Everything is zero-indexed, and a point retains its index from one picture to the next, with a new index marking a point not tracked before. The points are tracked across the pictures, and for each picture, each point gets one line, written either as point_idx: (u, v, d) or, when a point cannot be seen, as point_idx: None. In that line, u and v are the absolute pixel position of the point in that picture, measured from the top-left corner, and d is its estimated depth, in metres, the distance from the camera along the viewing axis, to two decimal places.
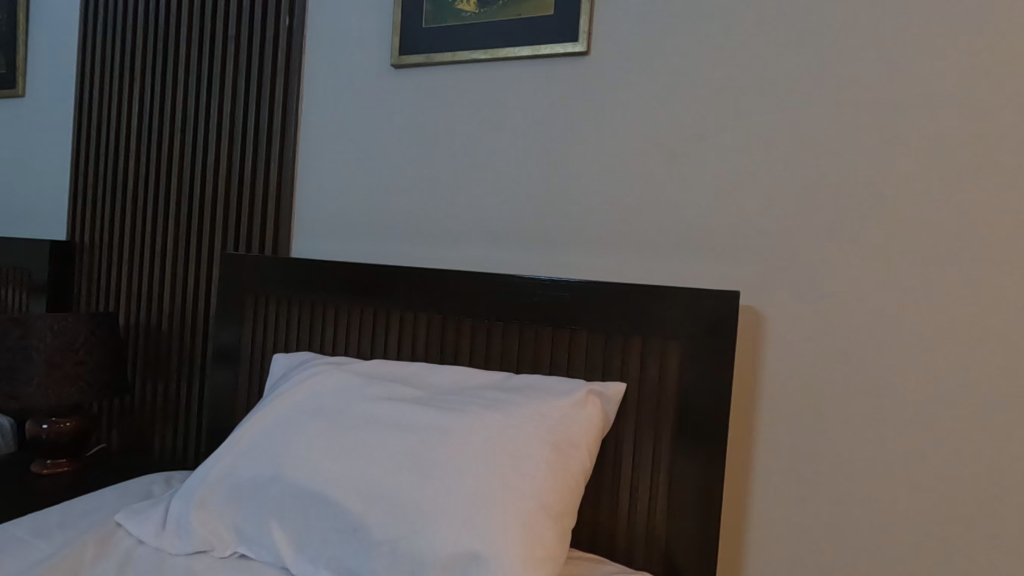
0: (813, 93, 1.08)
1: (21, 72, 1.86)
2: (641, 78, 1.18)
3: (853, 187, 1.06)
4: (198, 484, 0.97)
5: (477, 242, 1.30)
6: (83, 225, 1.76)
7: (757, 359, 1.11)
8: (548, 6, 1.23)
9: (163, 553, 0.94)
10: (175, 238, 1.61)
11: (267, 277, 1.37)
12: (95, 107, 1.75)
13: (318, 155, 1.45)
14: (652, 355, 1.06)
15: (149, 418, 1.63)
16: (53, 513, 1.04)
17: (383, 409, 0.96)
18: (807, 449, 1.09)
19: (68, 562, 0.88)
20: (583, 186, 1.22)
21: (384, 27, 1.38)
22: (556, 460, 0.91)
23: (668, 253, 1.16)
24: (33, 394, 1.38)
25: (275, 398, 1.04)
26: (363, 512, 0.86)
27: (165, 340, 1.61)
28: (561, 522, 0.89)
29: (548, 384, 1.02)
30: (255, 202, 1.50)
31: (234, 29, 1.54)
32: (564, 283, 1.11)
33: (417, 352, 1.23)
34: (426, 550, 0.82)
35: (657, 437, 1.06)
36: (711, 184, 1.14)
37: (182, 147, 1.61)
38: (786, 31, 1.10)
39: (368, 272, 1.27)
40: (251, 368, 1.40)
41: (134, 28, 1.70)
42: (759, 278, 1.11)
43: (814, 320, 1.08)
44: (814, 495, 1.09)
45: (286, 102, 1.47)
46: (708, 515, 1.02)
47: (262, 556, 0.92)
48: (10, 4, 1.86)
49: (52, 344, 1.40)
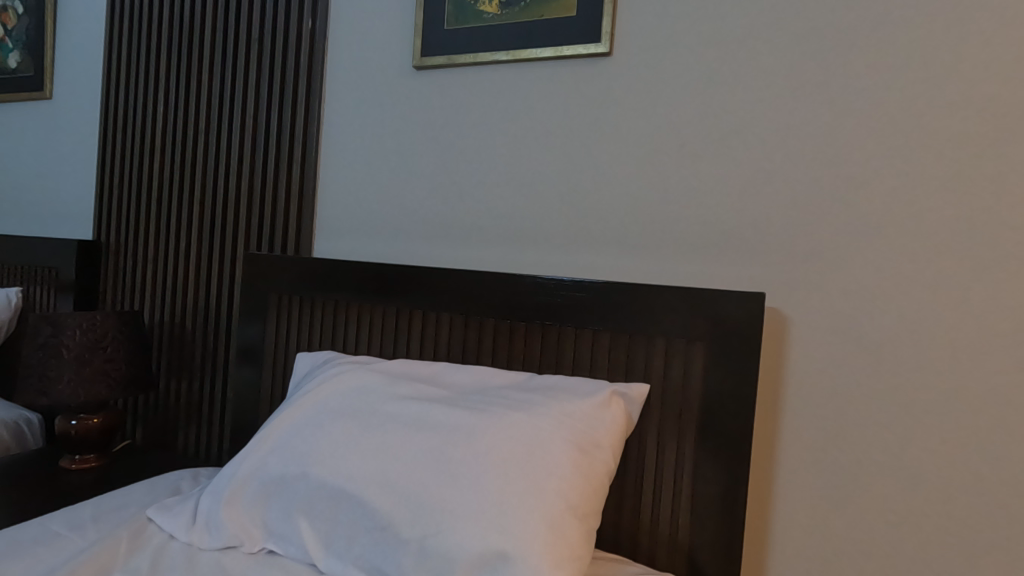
0: (839, 92, 1.07)
1: (50, 74, 1.90)
2: (665, 78, 1.18)
3: (879, 188, 1.05)
4: (228, 480, 0.98)
5: (498, 243, 1.31)
6: (109, 225, 1.80)
7: (781, 361, 1.11)
8: (570, 7, 1.23)
9: (193, 548, 0.96)
10: (199, 237, 1.64)
11: (291, 277, 1.38)
12: (120, 109, 1.78)
13: (340, 156, 1.47)
14: (675, 356, 1.06)
15: (173, 415, 1.66)
16: (86, 507, 1.06)
17: (408, 408, 0.97)
18: (833, 452, 1.08)
19: (103, 555, 0.90)
20: (605, 187, 1.22)
21: (407, 29, 1.39)
22: (581, 460, 0.91)
23: (691, 253, 1.16)
24: (62, 390, 1.41)
25: (302, 397, 1.05)
26: (390, 510, 0.87)
27: (189, 339, 1.64)
28: (587, 522, 0.89)
29: (572, 385, 1.03)
30: (277, 202, 1.52)
31: (257, 31, 1.56)
32: (587, 284, 1.11)
33: (440, 352, 1.24)
34: (453, 549, 0.83)
35: (680, 439, 1.06)
36: (734, 185, 1.13)
37: (205, 148, 1.64)
38: (811, 30, 1.09)
39: (391, 273, 1.28)
40: (274, 367, 1.41)
41: (159, 30, 1.73)
42: (783, 280, 1.10)
43: (838, 322, 1.07)
44: (838, 498, 1.08)
45: (309, 104, 1.49)
46: (733, 518, 1.02)
47: (290, 553, 0.93)
48: (39, 7, 1.90)
49: (81, 341, 1.43)
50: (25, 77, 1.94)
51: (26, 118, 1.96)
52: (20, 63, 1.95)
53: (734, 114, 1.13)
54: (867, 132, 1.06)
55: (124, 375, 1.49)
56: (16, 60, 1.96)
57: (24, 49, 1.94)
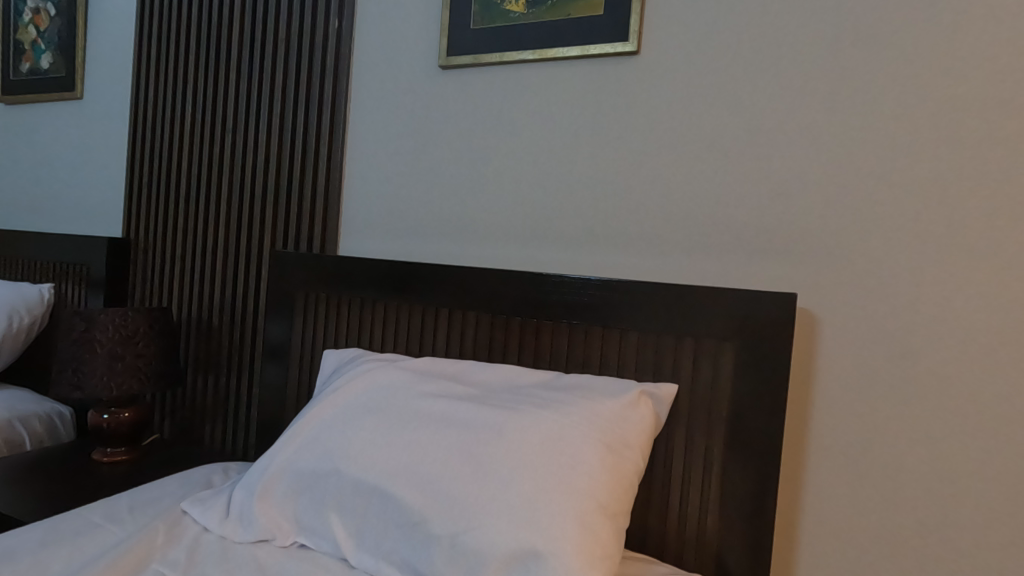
0: (873, 89, 1.06)
1: (81, 76, 1.94)
2: (694, 76, 1.17)
3: (915, 188, 1.03)
4: (260, 475, 1.00)
5: (524, 242, 1.31)
6: (138, 223, 1.83)
7: (811, 362, 1.10)
8: (598, 6, 1.23)
9: (227, 541, 0.97)
10: (226, 234, 1.66)
11: (319, 275, 1.40)
12: (149, 108, 1.81)
13: (366, 155, 1.48)
14: (704, 357, 1.06)
15: (200, 411, 1.68)
16: (123, 498, 1.08)
17: (438, 406, 0.98)
18: (865, 454, 1.07)
19: (142, 546, 0.91)
20: (631, 186, 1.22)
21: (433, 29, 1.40)
22: (611, 459, 0.91)
23: (720, 252, 1.15)
24: (95, 385, 1.44)
25: (331, 393, 1.06)
26: (421, 506, 0.88)
27: (216, 334, 1.66)
28: (617, 521, 0.89)
29: (599, 384, 1.03)
30: (304, 201, 1.54)
31: (284, 32, 1.58)
32: (614, 284, 1.11)
33: (465, 351, 1.25)
34: (485, 546, 0.83)
35: (710, 439, 1.05)
36: (764, 184, 1.12)
37: (233, 147, 1.66)
38: (845, 27, 1.07)
39: (416, 272, 1.29)
40: (301, 364, 1.43)
41: (187, 32, 1.75)
42: (814, 280, 1.09)
43: (871, 323, 1.06)
44: (870, 501, 1.06)
45: (334, 103, 1.51)
46: (763, 518, 1.01)
47: (321, 547, 0.95)
48: (71, 10, 1.94)
49: (114, 337, 1.46)
50: (57, 79, 1.98)
51: (57, 119, 2.01)
52: (52, 64, 2.00)
53: (764, 113, 1.12)
54: (903, 129, 1.04)
55: (155, 370, 1.52)
56: (48, 61, 2.01)
57: (56, 51, 1.99)
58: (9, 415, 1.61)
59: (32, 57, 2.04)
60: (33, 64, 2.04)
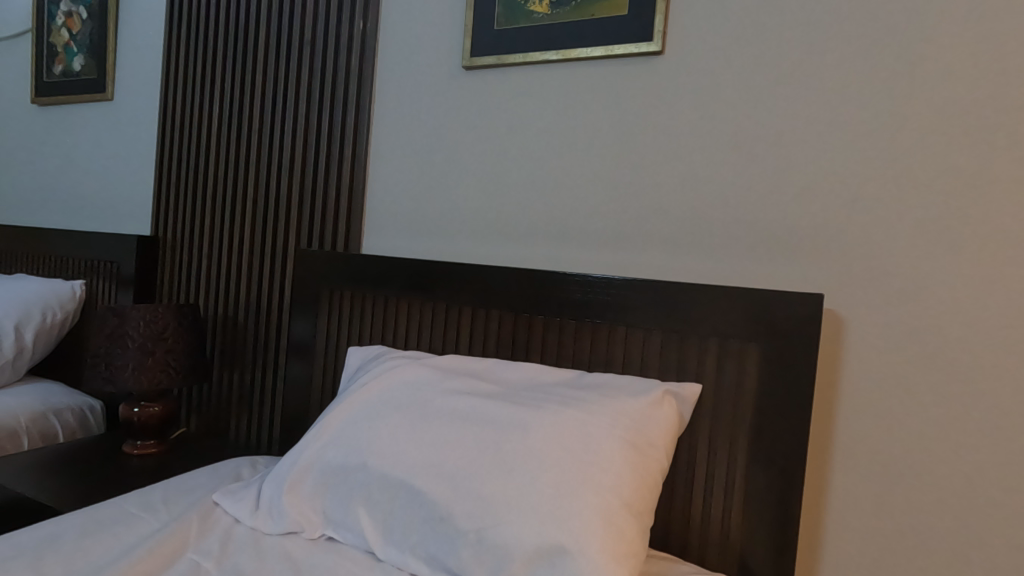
0: (903, 88, 1.04)
1: (111, 77, 1.99)
2: (719, 77, 1.17)
3: (943, 188, 1.02)
4: (289, 469, 1.02)
5: (547, 241, 1.32)
6: (166, 222, 1.87)
7: (837, 364, 1.09)
8: (622, 6, 1.23)
9: (257, 532, 0.99)
10: (252, 232, 1.69)
11: (344, 274, 1.42)
12: (178, 109, 1.85)
13: (389, 155, 1.50)
14: (728, 357, 1.06)
15: (226, 405, 1.72)
16: (156, 489, 1.11)
17: (463, 403, 1.00)
18: (890, 456, 1.06)
19: (178, 535, 0.94)
20: (654, 186, 1.22)
21: (457, 29, 1.42)
22: (635, 457, 0.92)
23: (744, 253, 1.15)
24: (127, 378, 1.48)
25: (358, 389, 1.08)
26: (447, 501, 0.89)
27: (242, 330, 1.69)
28: (642, 520, 0.90)
29: (623, 383, 1.03)
30: (328, 200, 1.56)
31: (310, 33, 1.60)
32: (638, 283, 1.11)
33: (488, 348, 1.26)
34: (511, 542, 0.84)
35: (734, 440, 1.05)
36: (789, 184, 1.12)
37: (259, 146, 1.69)
38: (871, 26, 1.06)
39: (439, 270, 1.30)
40: (325, 361, 1.45)
41: (214, 34, 1.79)
42: (839, 281, 1.08)
43: (897, 324, 1.05)
44: (895, 503, 1.06)
45: (359, 104, 1.53)
46: (789, 519, 1.01)
47: (348, 540, 0.96)
48: (102, 12, 1.99)
49: (144, 333, 1.50)
50: (88, 80, 2.04)
51: (89, 119, 2.06)
52: (84, 66, 2.05)
53: (790, 112, 1.12)
54: (933, 127, 1.02)
55: (184, 365, 1.55)
56: (80, 63, 2.06)
57: (88, 53, 2.04)
58: (42, 407, 1.66)
59: (65, 59, 2.09)
60: (66, 66, 2.09)
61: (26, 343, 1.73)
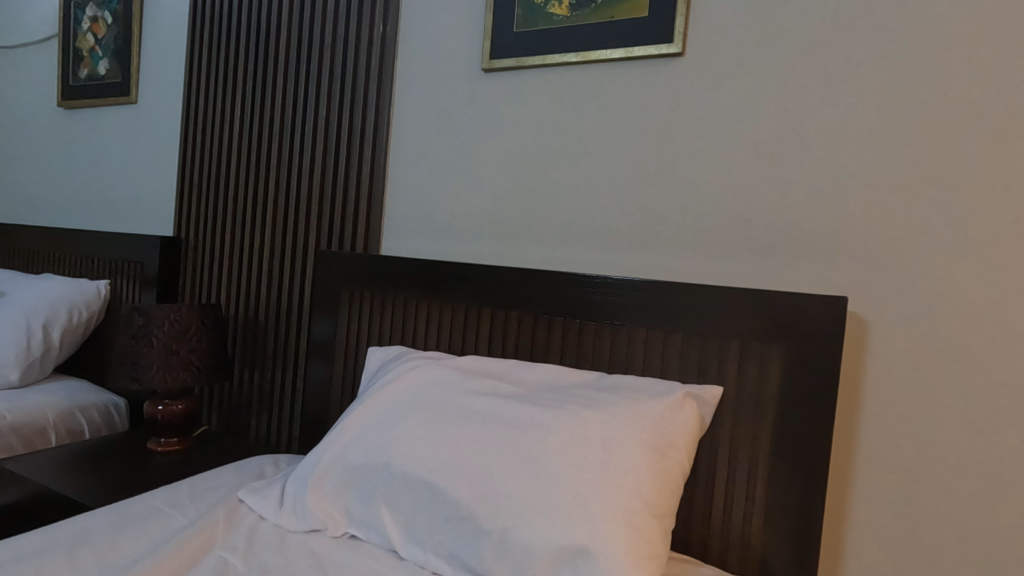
0: (929, 87, 1.03)
1: (135, 81, 2.03)
2: (740, 78, 1.17)
3: (968, 189, 1.01)
4: (313, 468, 1.04)
5: (565, 242, 1.32)
6: (188, 223, 1.90)
7: (861, 367, 1.08)
8: (642, 7, 1.23)
9: (282, 530, 1.01)
10: (272, 233, 1.71)
11: (364, 275, 1.43)
12: (200, 113, 1.88)
13: (409, 156, 1.51)
14: (750, 359, 1.05)
15: (246, 404, 1.74)
16: (182, 486, 1.13)
17: (483, 404, 1.00)
18: (914, 460, 1.04)
19: (205, 532, 0.95)
20: (674, 187, 1.22)
21: (476, 33, 1.43)
22: (656, 459, 0.92)
23: (765, 254, 1.14)
24: (153, 377, 1.51)
25: (379, 389, 1.09)
26: (470, 501, 0.90)
27: (262, 329, 1.72)
28: (664, 522, 0.90)
29: (643, 385, 1.03)
30: (347, 202, 1.58)
31: (330, 37, 1.62)
32: (658, 285, 1.11)
33: (508, 349, 1.27)
34: (534, 542, 0.85)
35: (756, 442, 1.05)
36: (811, 185, 1.11)
37: (279, 149, 1.71)
38: (896, 27, 1.05)
39: (459, 272, 1.31)
40: (345, 361, 1.47)
41: (236, 39, 1.81)
42: (862, 283, 1.07)
43: (921, 327, 1.04)
44: (920, 507, 1.04)
45: (378, 107, 1.54)
46: (811, 523, 1.00)
47: (371, 538, 0.97)
48: (127, 17, 2.03)
49: (168, 332, 1.53)
50: (113, 84, 2.08)
51: (113, 122, 2.10)
52: (108, 70, 2.09)
53: (813, 112, 1.11)
54: (959, 128, 1.01)
55: (207, 364, 1.58)
56: (104, 67, 2.10)
57: (112, 57, 2.08)
58: (69, 405, 1.70)
59: (90, 63, 2.13)
60: (91, 70, 2.13)
61: (54, 341, 1.77)
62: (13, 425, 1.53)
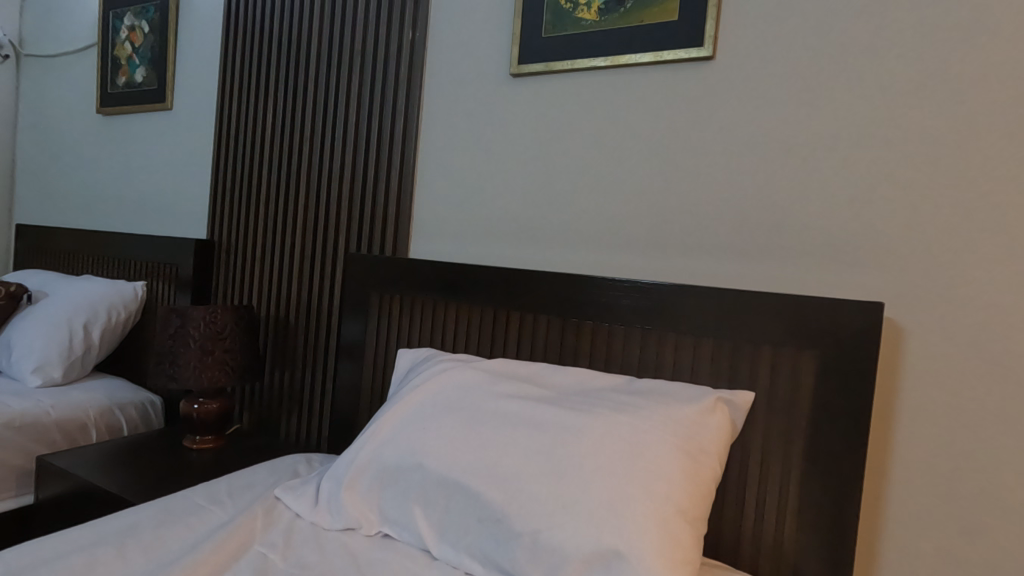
0: (968, 87, 1.01)
1: (171, 88, 2.09)
2: (770, 82, 1.16)
3: (1009, 192, 0.99)
4: (347, 468, 1.06)
5: (594, 246, 1.33)
6: (221, 226, 1.95)
7: (896, 374, 1.06)
8: (671, 11, 1.23)
9: (318, 527, 1.03)
10: (303, 236, 1.75)
11: (394, 278, 1.46)
12: (234, 118, 1.93)
13: (437, 160, 1.53)
14: (784, 364, 1.04)
15: (277, 404, 1.78)
16: (221, 483, 1.16)
17: (514, 406, 1.01)
18: (953, 468, 1.03)
19: (245, 528, 0.98)
20: (703, 190, 1.22)
21: (505, 38, 1.44)
22: (689, 464, 0.92)
23: (796, 258, 1.14)
24: (189, 376, 1.56)
25: (410, 391, 1.11)
26: (503, 502, 0.91)
27: (293, 329, 1.75)
28: (696, 527, 0.90)
29: (675, 390, 1.03)
30: (377, 205, 1.60)
31: (360, 43, 1.64)
32: (689, 289, 1.11)
33: (536, 352, 1.28)
34: (566, 544, 0.86)
35: (789, 448, 1.04)
36: (845, 189, 1.10)
37: (310, 153, 1.75)
38: (933, 28, 1.04)
39: (489, 275, 1.33)
40: (375, 362, 1.49)
41: (269, 46, 1.86)
42: (897, 288, 1.06)
43: (958, 333, 1.02)
44: (957, 516, 1.02)
45: (407, 111, 1.56)
46: (845, 531, 0.99)
47: (404, 537, 0.99)
48: (163, 26, 2.09)
49: (204, 333, 1.57)
50: (149, 91, 2.14)
51: (149, 128, 2.16)
52: (145, 77, 2.15)
53: (847, 115, 1.10)
54: (998, 130, 0.99)
55: (240, 364, 1.62)
56: (141, 74, 2.16)
57: (148, 65, 2.14)
58: (109, 402, 1.76)
59: (128, 71, 2.20)
60: (128, 78, 2.20)
61: (94, 341, 1.83)
62: (56, 421, 1.60)
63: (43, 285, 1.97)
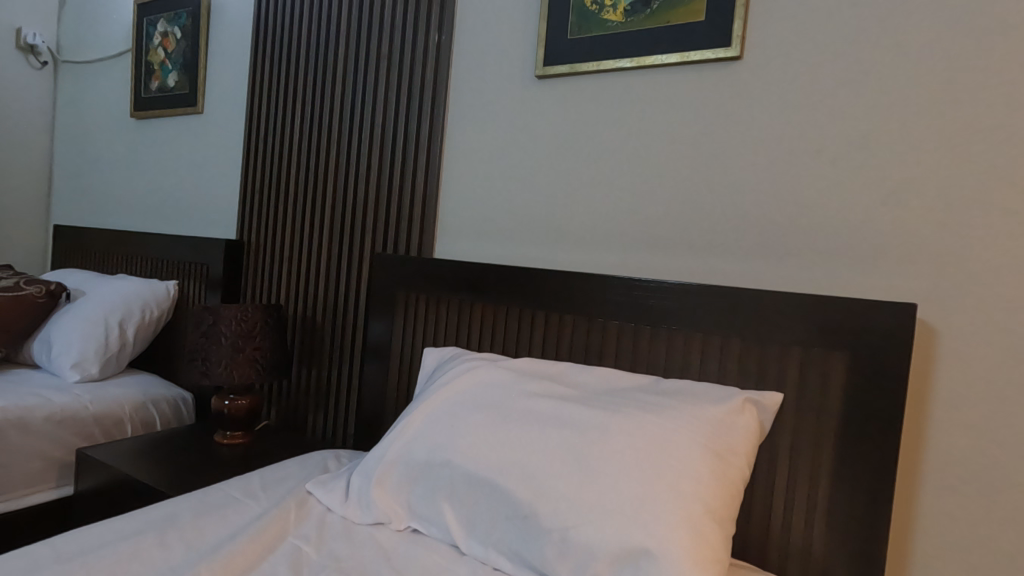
0: (1004, 85, 0.99)
1: (202, 92, 2.14)
2: (799, 82, 1.15)
3: None
4: (377, 463, 1.08)
5: (619, 246, 1.34)
6: (250, 226, 2.00)
7: (929, 376, 1.05)
8: (698, 11, 1.23)
9: (348, 522, 1.05)
10: (331, 236, 1.78)
11: (421, 278, 1.48)
12: (263, 122, 1.97)
13: (463, 161, 1.55)
14: (813, 366, 1.04)
15: (304, 400, 1.81)
16: (253, 477, 1.19)
17: (542, 404, 1.03)
18: (987, 471, 1.01)
19: (278, 521, 1.01)
20: (730, 191, 1.22)
21: (531, 40, 1.45)
22: (717, 465, 0.92)
23: (825, 258, 1.13)
24: (221, 373, 1.59)
25: (439, 388, 1.13)
26: (531, 500, 0.92)
27: (320, 327, 1.79)
28: (724, 528, 0.90)
29: (702, 390, 1.03)
30: (403, 206, 1.63)
31: (387, 47, 1.67)
32: (716, 290, 1.11)
33: (562, 351, 1.29)
34: (595, 542, 0.86)
35: (818, 450, 1.03)
36: (875, 189, 1.09)
37: (338, 155, 1.78)
38: (969, 24, 1.02)
39: (515, 275, 1.34)
40: (400, 360, 1.51)
41: (298, 52, 1.90)
42: (929, 288, 1.05)
43: (994, 334, 1.00)
44: (992, 521, 1.01)
45: (433, 113, 1.59)
46: (877, 533, 0.98)
47: (433, 532, 1.01)
48: (195, 31, 2.15)
49: (235, 330, 1.61)
50: (181, 95, 2.20)
51: (181, 131, 2.22)
52: (177, 82, 2.21)
53: (878, 114, 1.09)
54: None
55: (269, 361, 1.66)
56: (173, 79, 2.23)
57: (180, 70, 2.20)
58: (143, 398, 1.81)
59: (161, 75, 2.27)
60: (161, 82, 2.27)
61: (128, 338, 1.88)
62: (94, 415, 1.65)
63: (81, 284, 2.04)
